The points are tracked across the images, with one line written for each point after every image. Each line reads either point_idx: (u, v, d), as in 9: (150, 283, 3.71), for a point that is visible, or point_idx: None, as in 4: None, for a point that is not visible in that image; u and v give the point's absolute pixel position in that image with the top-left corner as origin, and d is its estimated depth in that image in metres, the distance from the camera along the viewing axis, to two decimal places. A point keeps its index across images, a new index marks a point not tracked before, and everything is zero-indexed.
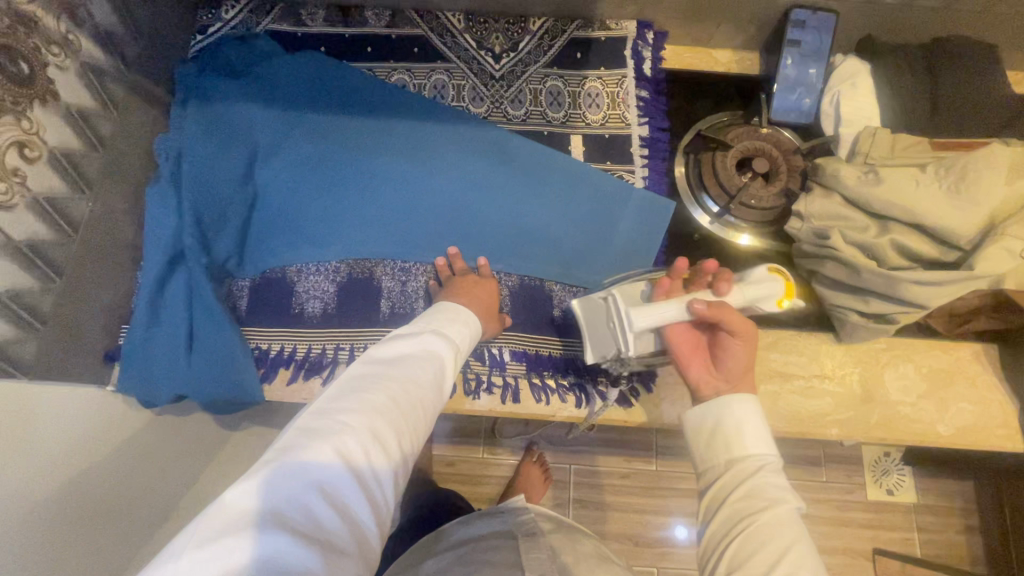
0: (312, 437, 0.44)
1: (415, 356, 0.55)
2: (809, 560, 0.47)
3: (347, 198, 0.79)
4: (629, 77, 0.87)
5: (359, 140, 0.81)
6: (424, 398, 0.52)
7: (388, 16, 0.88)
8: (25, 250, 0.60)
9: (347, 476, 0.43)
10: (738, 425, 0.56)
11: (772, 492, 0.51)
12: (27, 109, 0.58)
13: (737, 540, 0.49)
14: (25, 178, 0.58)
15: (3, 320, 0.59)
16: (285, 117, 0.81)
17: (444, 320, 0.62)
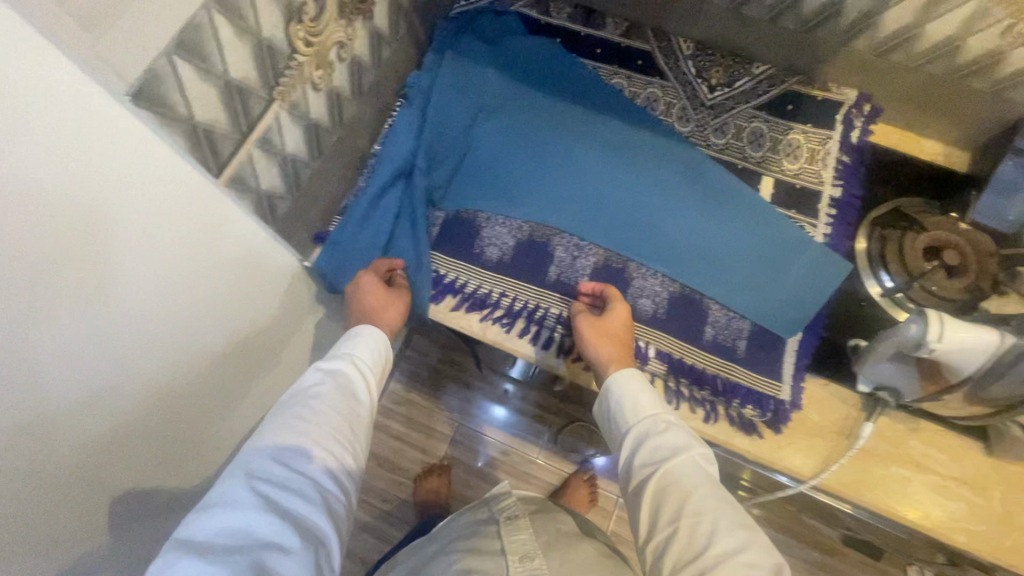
0: (232, 477, 0.53)
1: (326, 383, 0.64)
2: (717, 500, 0.54)
3: (546, 170, 0.86)
4: (834, 139, 0.89)
5: (569, 123, 0.89)
6: (341, 412, 0.62)
7: (625, 26, 0.97)
8: (311, 129, 0.70)
9: (273, 489, 0.52)
10: (632, 395, 0.65)
11: (672, 446, 0.59)
12: (355, 19, 0.69)
13: (648, 492, 0.57)
14: (333, 71, 0.69)
15: (282, 179, 0.69)
16: (514, 86, 0.91)
17: (346, 341, 0.70)
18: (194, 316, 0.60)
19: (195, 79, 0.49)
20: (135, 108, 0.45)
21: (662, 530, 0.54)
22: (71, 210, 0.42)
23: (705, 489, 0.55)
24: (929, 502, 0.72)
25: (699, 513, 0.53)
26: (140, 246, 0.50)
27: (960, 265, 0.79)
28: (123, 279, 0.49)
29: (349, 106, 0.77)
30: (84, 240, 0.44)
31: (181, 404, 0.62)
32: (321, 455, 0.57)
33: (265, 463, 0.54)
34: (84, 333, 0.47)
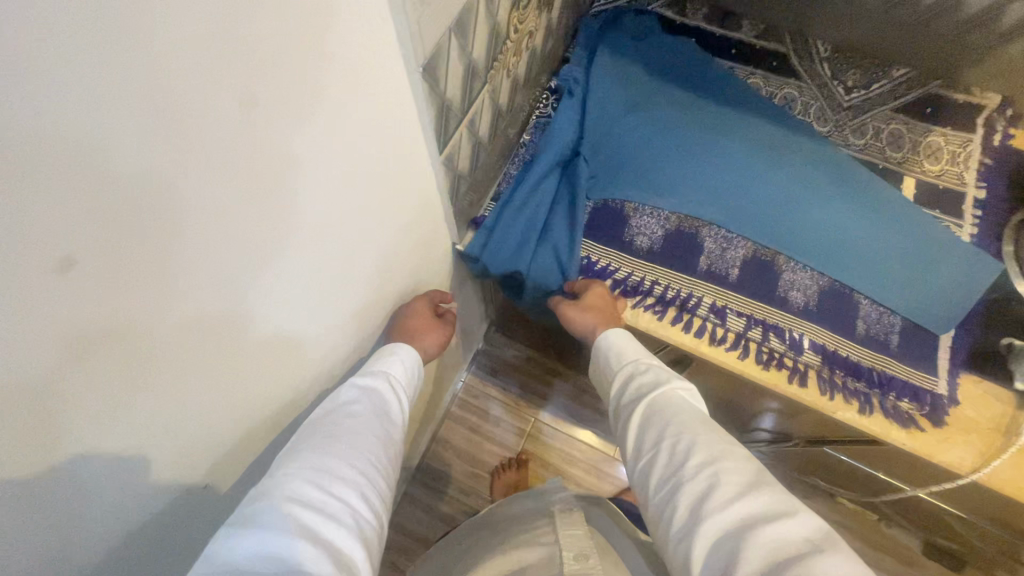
0: (260, 496, 0.44)
1: (360, 400, 0.57)
2: (688, 416, 0.57)
3: (697, 161, 0.87)
4: (975, 143, 0.90)
5: (716, 116, 0.90)
6: (377, 431, 0.55)
7: (761, 28, 0.99)
8: (495, 112, 0.73)
9: (309, 505, 0.43)
10: (616, 342, 0.69)
11: (650, 383, 0.62)
12: (544, 9, 0.73)
13: (632, 421, 0.60)
14: (520, 58, 0.72)
15: (469, 159, 0.71)
16: (660, 81, 0.93)
17: (374, 360, 0.64)
18: (381, 269, 0.64)
19: (457, 56, 0.52)
20: (418, 77, 0.48)
21: (646, 453, 0.57)
22: (350, 150, 0.46)
23: (680, 413, 0.57)
24: None
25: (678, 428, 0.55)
26: (372, 198, 0.53)
27: None
28: (353, 226, 0.52)
29: (519, 94, 0.80)
30: (349, 181, 0.48)
31: (353, 351, 0.66)
32: (359, 469, 0.49)
33: (297, 478, 0.45)
34: (324, 265, 0.50)
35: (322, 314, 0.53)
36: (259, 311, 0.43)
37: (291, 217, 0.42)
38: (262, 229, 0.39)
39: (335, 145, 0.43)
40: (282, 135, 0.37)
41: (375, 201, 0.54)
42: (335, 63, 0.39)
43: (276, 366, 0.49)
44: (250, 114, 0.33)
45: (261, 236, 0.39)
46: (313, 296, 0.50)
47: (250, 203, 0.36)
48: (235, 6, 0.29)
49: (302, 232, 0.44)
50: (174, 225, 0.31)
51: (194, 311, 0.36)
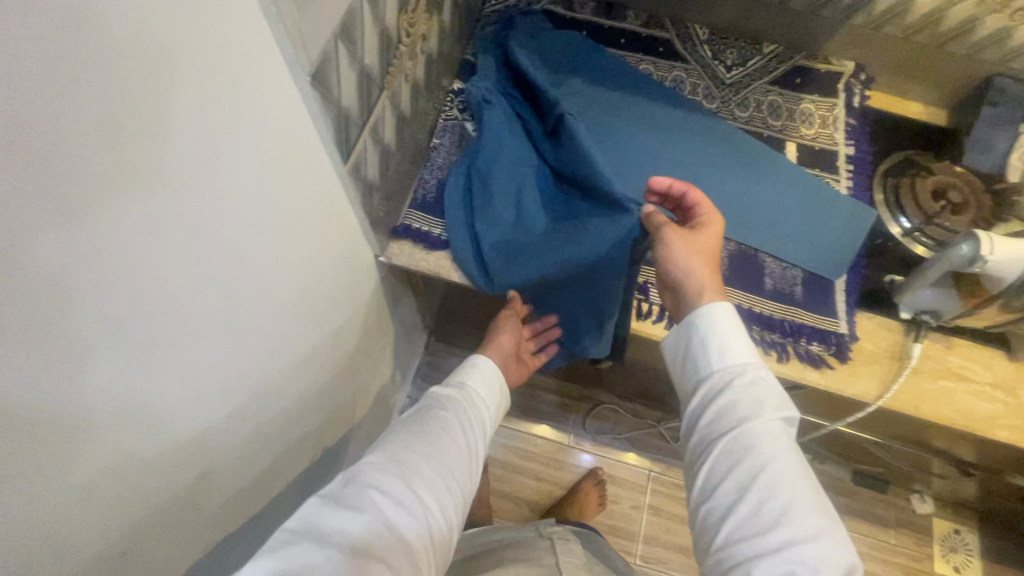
0: (355, 477, 0.55)
1: (440, 411, 0.67)
2: (785, 469, 0.54)
3: (628, 155, 0.93)
4: (840, 106, 1.01)
5: (621, 108, 0.97)
6: (454, 443, 0.64)
7: (644, 17, 1.05)
8: (398, 120, 0.72)
9: (387, 499, 0.54)
10: (721, 339, 0.61)
11: (751, 405, 0.57)
12: (434, 12, 0.73)
13: (719, 443, 0.57)
14: (416, 62, 0.72)
15: (377, 169, 0.70)
16: (571, 79, 0.97)
17: (465, 372, 0.76)
18: (299, 296, 0.61)
19: (347, 63, 0.51)
20: (308, 87, 0.46)
21: (729, 491, 0.55)
22: (235, 176, 0.43)
23: (776, 458, 0.55)
24: (973, 406, 0.83)
25: (773, 478, 0.53)
26: (272, 223, 0.51)
27: (962, 203, 0.92)
28: (256, 255, 0.50)
29: (421, 98, 0.79)
30: (237, 208, 0.44)
31: (280, 386, 0.62)
32: (432, 477, 0.59)
33: (384, 473, 0.56)
34: (240, 308, 0.49)
35: (232, 355, 0.50)
36: (159, 364, 0.40)
37: (173, 251, 0.38)
38: (139, 267, 0.36)
39: (224, 179, 0.42)
40: (153, 170, 0.34)
41: (278, 226, 0.52)
42: (203, 81, 0.36)
43: (186, 416, 0.45)
44: (104, 142, 0.30)
45: (139, 277, 0.36)
46: (219, 335, 0.47)
47: (119, 240, 0.33)
48: (88, 52, 0.28)
49: (189, 268, 0.41)
50: (60, 291, 0.30)
51: (92, 384, 0.34)
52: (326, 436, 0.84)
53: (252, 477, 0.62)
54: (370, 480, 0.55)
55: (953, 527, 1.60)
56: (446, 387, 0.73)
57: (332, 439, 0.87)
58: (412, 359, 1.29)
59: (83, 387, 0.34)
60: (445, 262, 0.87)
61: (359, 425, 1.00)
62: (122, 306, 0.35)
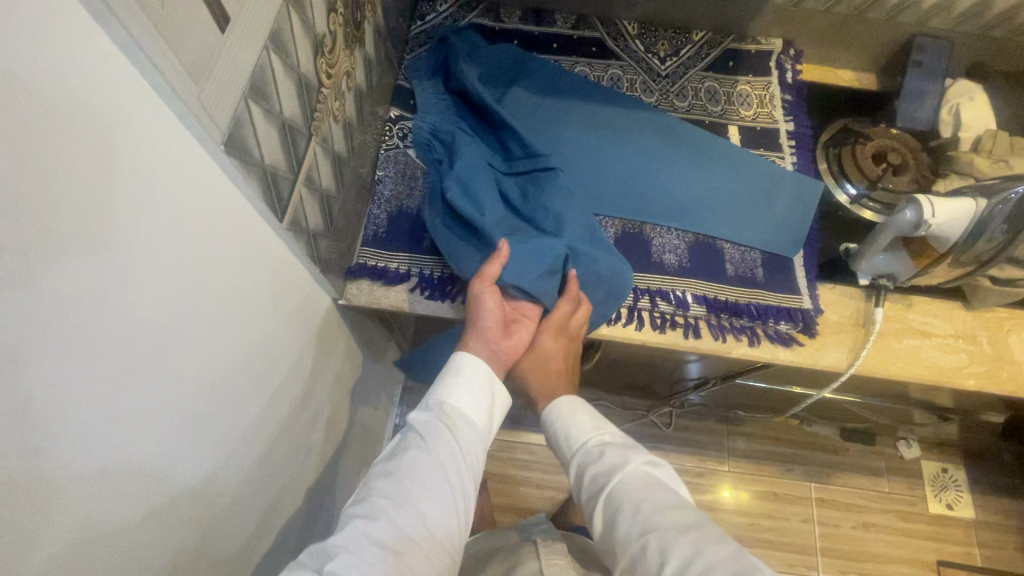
0: (337, 539, 0.53)
1: (420, 445, 0.62)
2: (650, 504, 0.59)
3: (590, 163, 0.93)
4: (775, 84, 1.02)
5: (572, 117, 0.96)
6: (432, 487, 0.59)
7: (573, 19, 1.04)
8: (335, 162, 0.71)
9: (369, 555, 0.51)
10: (568, 419, 0.72)
11: (604, 462, 0.65)
12: (354, 48, 0.70)
13: (598, 512, 0.63)
14: (344, 101, 0.70)
15: (320, 216, 0.68)
16: (524, 96, 0.96)
17: (449, 385, 0.69)
18: (252, 365, 0.58)
19: (264, 121, 0.49)
20: (226, 157, 0.44)
21: (619, 553, 0.59)
22: (173, 251, 0.41)
23: (639, 501, 0.60)
24: (940, 359, 0.86)
25: (641, 520, 0.58)
26: (211, 302, 0.48)
27: (901, 164, 0.94)
28: (199, 335, 0.47)
29: (356, 135, 0.77)
30: (165, 297, 0.41)
31: (245, 459, 0.59)
32: (414, 523, 0.55)
33: (364, 529, 0.53)
34: (203, 373, 0.49)
35: (181, 447, 0.47)
36: (122, 439, 0.40)
37: (90, 362, 0.35)
38: (59, 380, 0.33)
39: (169, 253, 0.41)
40: (92, 250, 0.34)
41: (220, 302, 0.49)
42: (129, 156, 0.35)
43: (144, 508, 0.44)
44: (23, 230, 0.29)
45: (48, 400, 0.33)
46: (161, 431, 0.44)
47: (13, 372, 0.30)
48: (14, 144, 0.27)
49: (138, 344, 0.40)
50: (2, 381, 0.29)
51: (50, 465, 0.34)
52: (309, 490, 0.81)
53: (236, 549, 0.60)
54: (349, 540, 0.52)
55: (941, 467, 1.66)
56: (433, 408, 0.67)
57: (315, 492, 0.84)
58: (392, 389, 1.26)
59: (32, 476, 0.33)
60: (406, 296, 0.83)
61: (344, 469, 0.98)
62: (34, 435, 0.32)
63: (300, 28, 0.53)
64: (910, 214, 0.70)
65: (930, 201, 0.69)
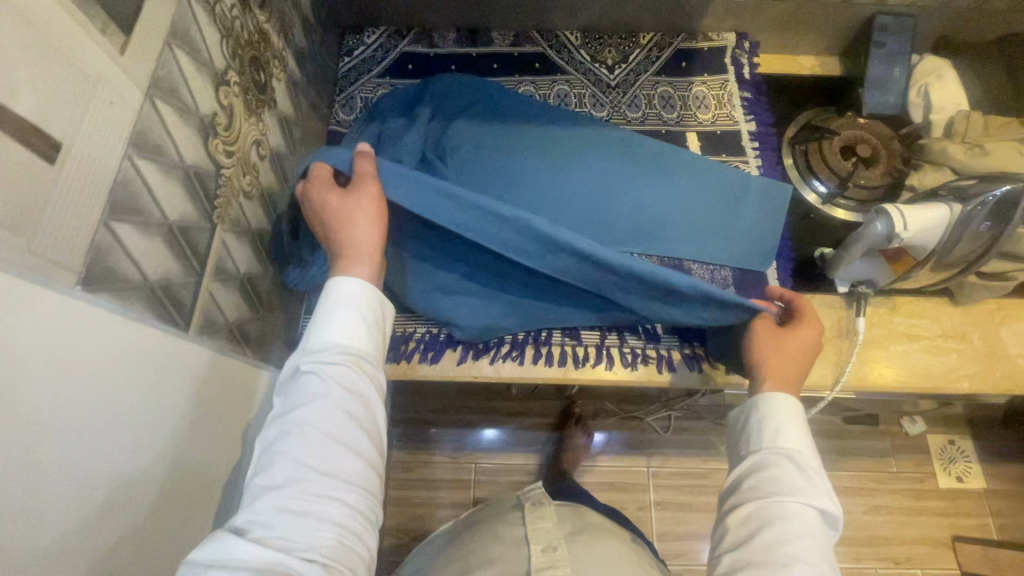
0: (248, 526, 0.49)
1: (311, 393, 0.55)
2: (813, 554, 0.54)
3: (544, 193, 0.86)
4: (732, 81, 0.96)
5: (520, 145, 0.89)
6: (342, 432, 0.54)
7: (511, 35, 0.98)
8: (256, 239, 0.65)
9: (289, 515, 0.50)
10: (787, 419, 0.62)
11: (795, 482, 0.58)
12: (262, 113, 0.64)
13: (755, 503, 0.58)
14: (258, 173, 0.64)
15: (245, 302, 0.63)
16: (464, 129, 0.89)
17: (328, 312, 0.59)
18: (185, 482, 0.52)
19: (138, 237, 0.43)
20: (87, 294, 0.38)
21: (752, 546, 0.56)
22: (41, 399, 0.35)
23: (806, 536, 0.55)
24: (928, 363, 0.81)
25: (793, 555, 0.54)
26: (116, 443, 0.42)
27: (873, 155, 0.89)
28: (102, 469, 0.41)
29: (282, 200, 0.72)
30: (32, 457, 0.34)
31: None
32: (334, 469, 0.53)
33: (275, 490, 0.51)
34: (115, 512, 0.42)
35: None
36: None
37: None
38: None
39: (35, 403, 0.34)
40: None
41: (125, 428, 0.43)
42: None
43: None
44: None
45: None
46: None
47: None
48: None
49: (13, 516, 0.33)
50: None
51: None
52: None
53: None
54: (266, 505, 0.50)
55: (948, 440, 1.62)
56: (329, 350, 0.57)
57: None
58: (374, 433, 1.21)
59: None
60: None
61: None
62: None
63: (177, 119, 0.48)
64: (881, 228, 0.65)
65: (898, 210, 0.64)
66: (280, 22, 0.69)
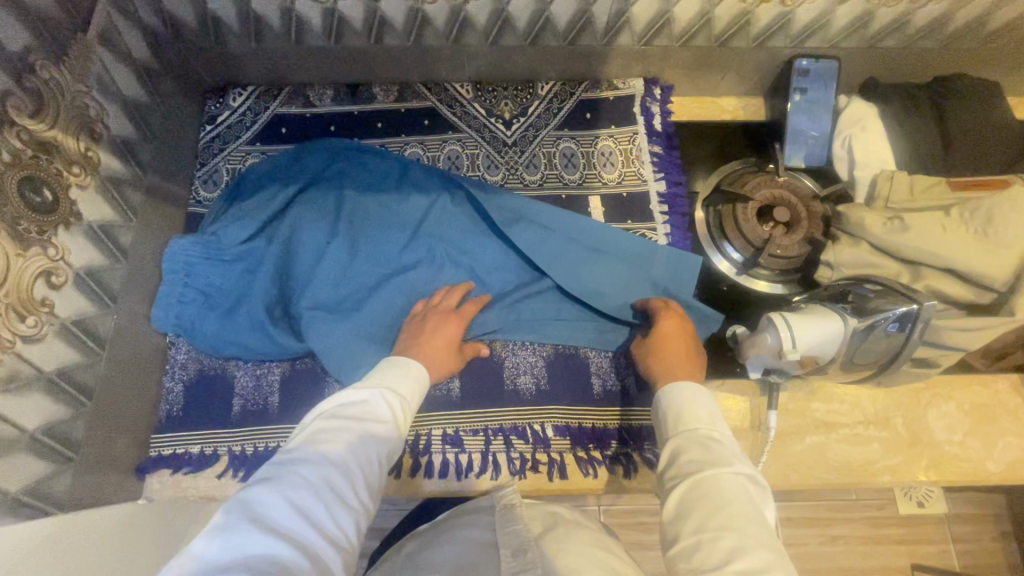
0: (267, 503, 0.41)
1: (368, 407, 0.53)
2: (755, 528, 0.43)
3: (424, 276, 0.77)
4: (640, 133, 0.87)
5: (402, 218, 0.79)
6: (381, 447, 0.50)
7: (396, 90, 0.88)
8: (58, 381, 0.58)
9: (318, 502, 0.42)
10: (683, 398, 0.54)
11: (703, 452, 0.49)
12: (53, 237, 0.56)
13: (678, 490, 0.47)
14: (52, 306, 0.56)
15: (38, 457, 0.56)
16: (330, 207, 0.78)
17: (396, 372, 0.59)
18: None
19: None
20: None
21: (683, 538, 0.44)
22: None
23: (738, 506, 0.44)
24: (848, 455, 0.74)
25: (718, 529, 0.43)
26: None
27: (791, 219, 0.79)
28: None
29: (104, 320, 0.64)
30: None
31: None
32: (364, 479, 0.47)
33: (310, 473, 0.44)
34: None
35: None
36: None
37: None
38: None
39: None
40: None
41: None
42: None
43: None
44: None
45: None
46: None
47: None
48: None
49: None
50: None
51: None
52: None
53: None
54: (296, 485, 0.43)
55: None
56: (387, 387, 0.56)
57: None
58: None
59: None
60: (218, 482, 0.69)
61: None
62: None
63: None
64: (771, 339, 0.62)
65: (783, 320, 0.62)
66: (77, 120, 0.60)
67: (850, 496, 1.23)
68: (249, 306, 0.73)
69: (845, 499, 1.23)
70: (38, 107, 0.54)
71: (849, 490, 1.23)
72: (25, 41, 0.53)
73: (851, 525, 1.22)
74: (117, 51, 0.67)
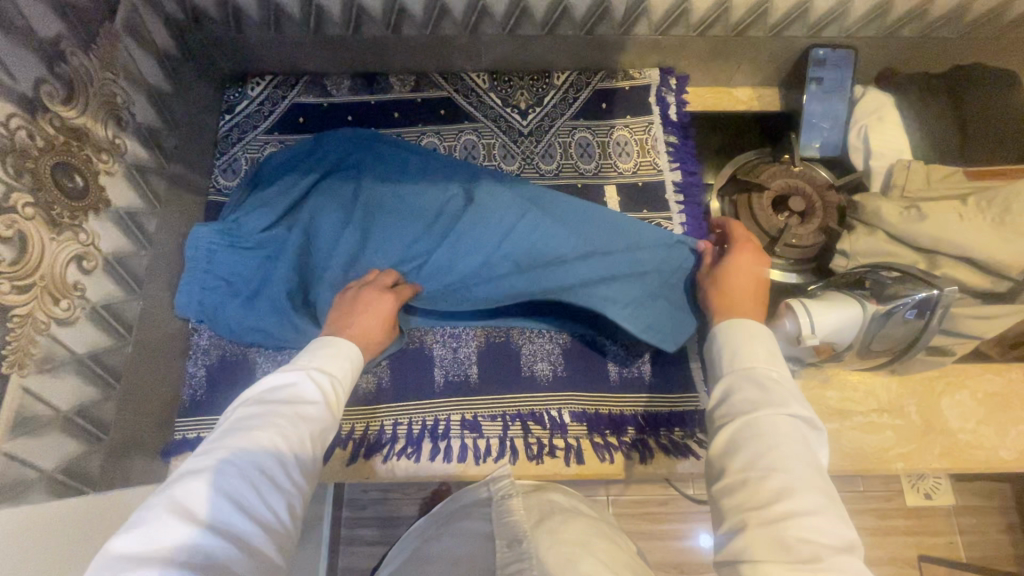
0: (191, 495, 0.42)
1: (295, 390, 0.52)
2: (804, 466, 0.44)
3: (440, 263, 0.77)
4: (656, 123, 0.87)
5: (418, 206, 0.80)
6: (313, 430, 0.50)
7: (412, 80, 0.89)
8: (89, 363, 0.59)
9: (244, 487, 0.43)
10: (742, 338, 0.54)
11: (759, 393, 0.49)
12: (84, 222, 0.57)
13: (730, 427, 0.48)
14: (83, 290, 0.58)
15: (70, 437, 0.57)
16: (347, 195, 0.79)
17: (328, 350, 0.58)
18: None
19: None
20: None
21: (732, 472, 0.46)
22: None
23: (791, 444, 0.46)
24: (861, 442, 0.75)
25: (769, 469, 0.44)
26: None
27: (807, 209, 0.79)
28: None
29: (130, 305, 0.65)
30: None
31: None
32: (295, 462, 0.47)
33: (236, 462, 0.44)
34: None
35: None
36: None
37: None
38: None
39: None
40: None
41: None
42: None
43: None
44: None
45: None
46: None
47: None
48: None
49: None
50: None
51: None
52: None
53: None
54: (222, 477, 0.43)
55: None
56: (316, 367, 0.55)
57: None
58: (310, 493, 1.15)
59: None
60: None
61: None
62: None
63: None
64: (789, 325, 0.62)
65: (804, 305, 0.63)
66: (105, 107, 0.61)
67: (857, 487, 1.24)
68: (267, 291, 0.74)
69: (852, 490, 1.24)
70: (69, 95, 0.55)
71: (857, 482, 1.24)
72: (57, 29, 0.54)
73: (859, 516, 1.22)
74: (142, 40, 0.68)
